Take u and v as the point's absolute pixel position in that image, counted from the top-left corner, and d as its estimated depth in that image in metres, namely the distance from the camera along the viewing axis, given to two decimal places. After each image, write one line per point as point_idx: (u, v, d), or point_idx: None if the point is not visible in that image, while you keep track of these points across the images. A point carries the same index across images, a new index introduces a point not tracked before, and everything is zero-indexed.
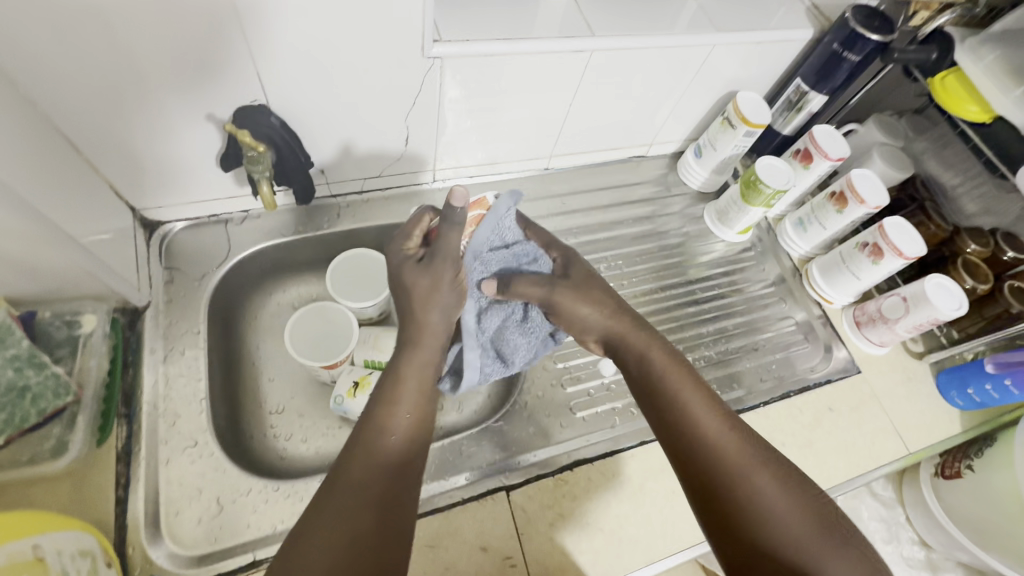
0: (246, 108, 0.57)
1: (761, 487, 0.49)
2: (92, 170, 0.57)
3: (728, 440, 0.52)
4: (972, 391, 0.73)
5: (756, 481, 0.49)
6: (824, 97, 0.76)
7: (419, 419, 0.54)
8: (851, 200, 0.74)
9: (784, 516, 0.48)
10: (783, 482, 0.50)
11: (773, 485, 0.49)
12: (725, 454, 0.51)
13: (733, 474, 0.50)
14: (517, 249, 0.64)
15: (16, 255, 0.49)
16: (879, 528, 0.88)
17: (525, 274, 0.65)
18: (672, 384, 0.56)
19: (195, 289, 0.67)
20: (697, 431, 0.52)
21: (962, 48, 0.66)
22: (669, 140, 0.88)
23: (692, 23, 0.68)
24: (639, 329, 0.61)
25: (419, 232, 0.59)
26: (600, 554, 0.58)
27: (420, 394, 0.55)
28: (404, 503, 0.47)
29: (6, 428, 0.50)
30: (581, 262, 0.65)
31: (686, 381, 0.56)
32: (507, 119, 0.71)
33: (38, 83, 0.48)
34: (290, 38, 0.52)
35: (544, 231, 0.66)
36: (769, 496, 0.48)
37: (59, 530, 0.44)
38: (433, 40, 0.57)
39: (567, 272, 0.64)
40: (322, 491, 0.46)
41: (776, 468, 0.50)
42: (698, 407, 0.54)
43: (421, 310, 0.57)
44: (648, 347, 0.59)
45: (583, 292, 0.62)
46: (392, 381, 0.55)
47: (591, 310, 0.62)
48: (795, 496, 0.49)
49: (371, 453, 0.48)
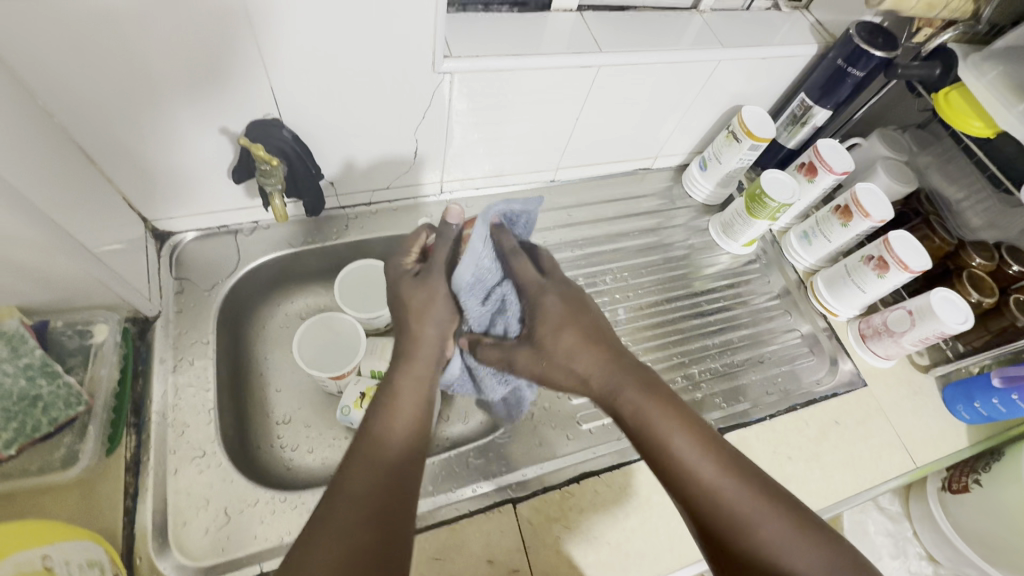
0: (259, 121, 0.58)
1: (769, 536, 0.45)
2: (106, 182, 0.58)
3: (731, 488, 0.47)
4: (979, 405, 0.72)
5: (763, 530, 0.45)
6: (827, 112, 0.76)
7: (418, 429, 0.52)
8: (856, 214, 0.75)
9: (797, 567, 0.44)
10: (793, 525, 0.46)
11: (781, 532, 0.45)
12: (729, 506, 0.46)
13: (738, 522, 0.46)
14: (491, 300, 0.60)
15: (32, 265, 0.50)
16: (886, 543, 0.88)
17: (507, 315, 0.61)
18: (657, 424, 0.50)
19: (204, 299, 0.67)
20: (696, 486, 0.47)
21: (965, 64, 0.67)
22: (674, 154, 0.89)
23: (697, 38, 0.69)
24: (622, 365, 0.54)
25: (418, 248, 0.62)
26: (607, 567, 0.58)
27: (417, 407, 0.53)
28: (405, 516, 0.46)
29: (17, 437, 0.51)
30: (551, 305, 0.57)
31: (679, 427, 0.50)
32: (514, 132, 0.72)
33: (56, 96, 0.49)
34: (301, 53, 0.53)
35: (524, 266, 0.59)
36: (778, 543, 0.45)
37: (69, 539, 0.45)
38: (444, 55, 0.58)
39: (536, 324, 0.57)
40: (320, 507, 0.44)
41: (782, 508, 0.47)
42: (695, 457, 0.48)
43: (416, 324, 0.57)
44: (628, 389, 0.53)
45: (548, 354, 0.56)
46: (388, 395, 0.53)
47: (563, 363, 0.55)
48: (807, 538, 0.45)
49: (369, 465, 0.47)
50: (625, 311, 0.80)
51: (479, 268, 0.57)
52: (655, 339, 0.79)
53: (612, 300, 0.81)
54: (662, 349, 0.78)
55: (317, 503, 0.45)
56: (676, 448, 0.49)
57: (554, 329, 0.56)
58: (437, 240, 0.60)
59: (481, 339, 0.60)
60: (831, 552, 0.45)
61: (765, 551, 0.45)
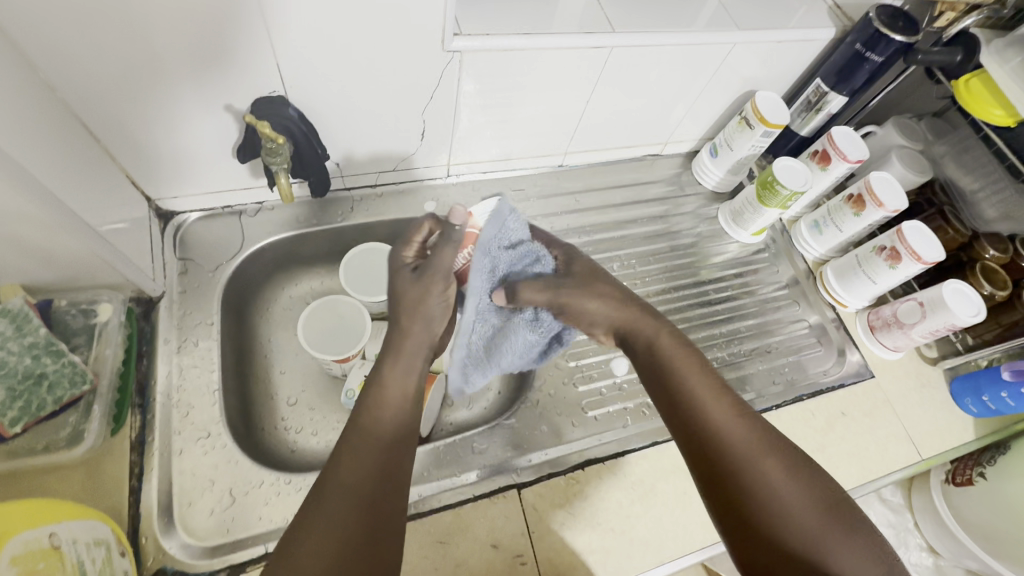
0: (267, 99, 0.57)
1: (771, 474, 0.46)
2: (109, 159, 0.57)
3: (735, 427, 0.49)
4: (987, 399, 0.72)
5: (764, 471, 0.47)
6: (843, 99, 0.75)
7: (403, 420, 0.51)
8: (869, 203, 0.74)
9: (797, 502, 0.45)
10: (796, 475, 0.47)
11: (783, 473, 0.47)
12: (734, 443, 0.48)
13: (741, 462, 0.47)
14: (522, 251, 0.61)
15: (35, 243, 0.49)
16: (888, 534, 0.88)
17: (541, 265, 0.62)
18: (674, 364, 0.55)
19: (208, 281, 0.67)
20: (701, 412, 0.51)
21: (987, 50, 0.65)
22: (684, 139, 0.88)
23: (712, 20, 0.67)
24: (639, 312, 0.60)
25: (420, 241, 0.60)
26: (609, 554, 0.58)
27: (403, 400, 0.52)
28: (393, 509, 0.44)
29: (23, 415, 0.51)
30: (582, 257, 0.64)
31: (697, 369, 0.54)
32: (523, 115, 0.71)
33: (60, 71, 0.48)
34: (306, 25, 0.51)
35: (541, 231, 0.66)
36: (777, 488, 0.46)
37: (75, 519, 0.45)
38: (453, 33, 0.57)
39: (571, 267, 0.63)
40: (309, 503, 0.43)
41: (786, 457, 0.48)
42: (700, 387, 0.52)
43: (407, 319, 0.56)
44: (656, 332, 0.58)
45: (588, 287, 0.60)
46: (375, 388, 0.52)
47: (600, 302, 0.60)
48: (810, 489, 0.46)
49: (360, 457, 0.46)
50: None
51: (505, 230, 0.60)
52: None
53: None
54: None
55: (306, 498, 0.44)
56: (689, 384, 0.53)
57: (590, 272, 0.62)
58: (440, 239, 0.58)
59: (522, 283, 0.59)
60: (831, 508, 0.45)
61: (760, 488, 0.46)
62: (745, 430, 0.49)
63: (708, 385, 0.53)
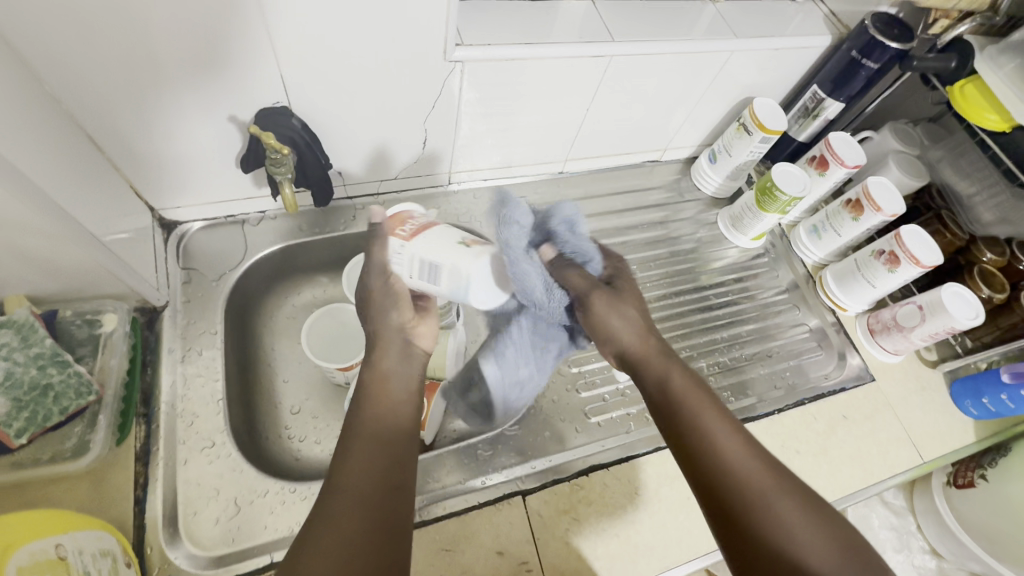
0: (267, 110, 0.57)
1: (785, 514, 0.44)
2: (114, 170, 0.57)
3: (748, 465, 0.47)
4: (987, 400, 0.72)
5: (776, 510, 0.45)
6: (839, 105, 0.76)
7: (404, 422, 0.51)
8: (867, 207, 0.74)
9: (812, 542, 0.43)
10: (809, 512, 0.45)
11: (795, 508, 0.45)
12: (747, 481, 0.46)
13: (753, 502, 0.45)
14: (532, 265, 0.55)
15: (40, 253, 0.49)
16: (890, 537, 0.89)
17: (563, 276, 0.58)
18: (690, 400, 0.52)
19: (212, 290, 0.67)
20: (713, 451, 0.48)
21: (981, 56, 0.66)
22: (684, 146, 0.88)
23: (710, 28, 0.68)
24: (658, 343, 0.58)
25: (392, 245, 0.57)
26: (614, 560, 0.58)
27: (400, 398, 0.53)
28: (399, 511, 0.44)
29: (28, 426, 0.51)
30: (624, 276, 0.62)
31: (711, 408, 0.52)
32: (523, 123, 0.71)
33: (65, 83, 0.48)
34: (307, 35, 0.51)
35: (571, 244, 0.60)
36: (793, 527, 0.44)
37: (79, 530, 0.44)
38: (455, 44, 0.57)
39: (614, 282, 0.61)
40: (315, 509, 0.43)
41: (798, 494, 0.46)
42: (714, 427, 0.50)
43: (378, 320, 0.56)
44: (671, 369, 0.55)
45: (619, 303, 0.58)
46: (371, 387, 0.53)
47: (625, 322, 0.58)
48: (825, 527, 0.44)
49: (364, 460, 0.46)
50: None
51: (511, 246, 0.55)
52: (662, 332, 0.79)
53: None
54: (670, 342, 0.78)
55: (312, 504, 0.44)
56: (704, 422, 0.51)
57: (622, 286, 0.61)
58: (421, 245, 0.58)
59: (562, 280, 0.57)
60: (847, 546, 0.43)
61: (774, 528, 0.44)
62: (756, 469, 0.47)
63: (724, 427, 0.50)
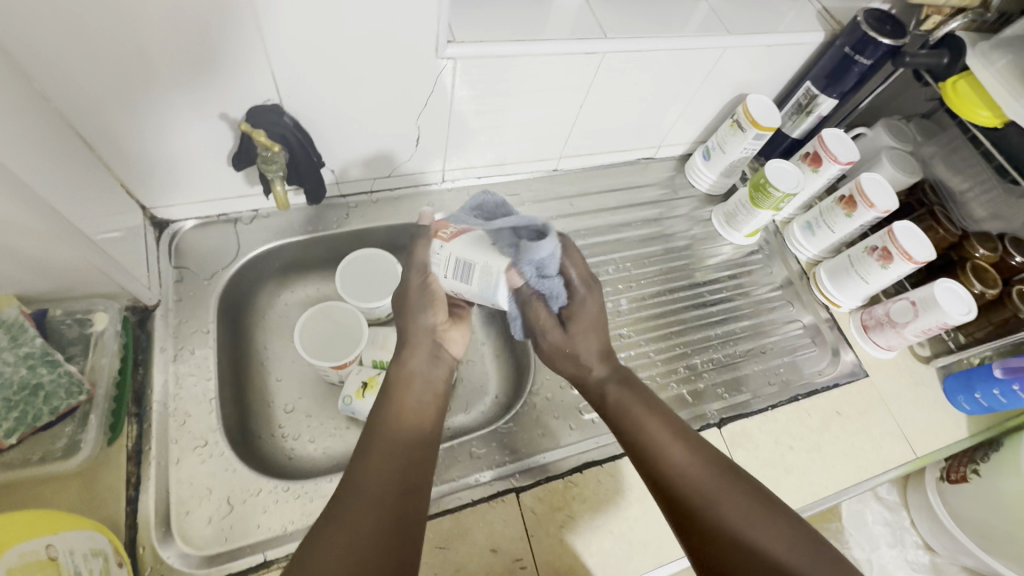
0: (258, 108, 0.57)
1: (739, 520, 0.46)
2: (105, 168, 0.57)
3: (700, 474, 0.49)
4: (980, 396, 0.72)
5: (729, 517, 0.46)
6: (833, 101, 0.76)
7: (424, 422, 0.51)
8: (860, 204, 0.74)
9: (768, 543, 0.45)
10: (765, 515, 0.47)
11: (748, 513, 0.47)
12: (700, 491, 0.48)
13: (710, 510, 0.47)
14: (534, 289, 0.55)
15: (30, 252, 0.49)
16: (884, 532, 0.90)
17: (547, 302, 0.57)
18: (639, 416, 0.54)
19: (204, 289, 0.67)
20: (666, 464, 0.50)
21: (973, 52, 0.66)
22: (678, 143, 0.88)
23: (703, 25, 0.67)
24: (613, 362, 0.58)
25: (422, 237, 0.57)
26: (608, 556, 0.58)
27: (423, 399, 0.53)
28: (416, 509, 0.45)
29: (19, 426, 0.50)
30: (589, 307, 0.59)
31: (661, 420, 0.53)
32: (516, 120, 0.71)
33: (53, 82, 0.48)
34: (298, 32, 0.51)
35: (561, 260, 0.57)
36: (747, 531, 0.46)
37: (71, 530, 0.44)
38: (447, 41, 0.57)
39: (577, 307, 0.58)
40: (333, 502, 0.43)
41: (751, 497, 0.48)
42: (665, 439, 0.51)
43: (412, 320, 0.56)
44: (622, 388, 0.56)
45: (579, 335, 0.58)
46: (396, 386, 0.53)
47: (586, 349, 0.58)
48: (780, 529, 0.46)
49: (384, 457, 0.46)
50: (627, 302, 0.80)
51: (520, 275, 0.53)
52: (657, 329, 0.79)
53: (614, 291, 0.80)
54: (664, 339, 0.78)
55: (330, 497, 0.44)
56: (653, 436, 0.52)
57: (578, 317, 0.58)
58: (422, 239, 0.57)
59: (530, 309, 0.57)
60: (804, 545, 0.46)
61: (728, 534, 0.46)
62: (708, 477, 0.49)
63: (675, 440, 0.52)
